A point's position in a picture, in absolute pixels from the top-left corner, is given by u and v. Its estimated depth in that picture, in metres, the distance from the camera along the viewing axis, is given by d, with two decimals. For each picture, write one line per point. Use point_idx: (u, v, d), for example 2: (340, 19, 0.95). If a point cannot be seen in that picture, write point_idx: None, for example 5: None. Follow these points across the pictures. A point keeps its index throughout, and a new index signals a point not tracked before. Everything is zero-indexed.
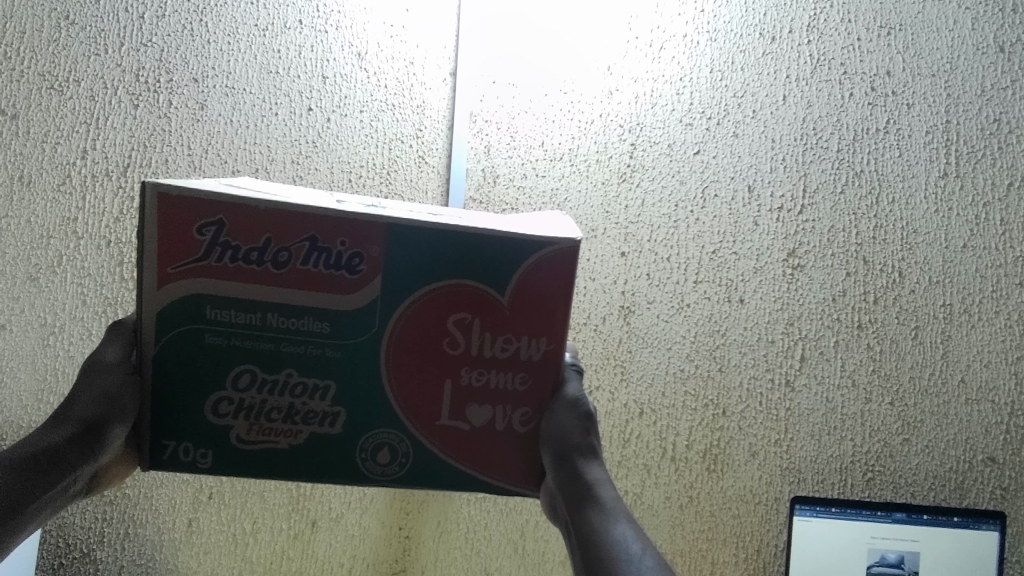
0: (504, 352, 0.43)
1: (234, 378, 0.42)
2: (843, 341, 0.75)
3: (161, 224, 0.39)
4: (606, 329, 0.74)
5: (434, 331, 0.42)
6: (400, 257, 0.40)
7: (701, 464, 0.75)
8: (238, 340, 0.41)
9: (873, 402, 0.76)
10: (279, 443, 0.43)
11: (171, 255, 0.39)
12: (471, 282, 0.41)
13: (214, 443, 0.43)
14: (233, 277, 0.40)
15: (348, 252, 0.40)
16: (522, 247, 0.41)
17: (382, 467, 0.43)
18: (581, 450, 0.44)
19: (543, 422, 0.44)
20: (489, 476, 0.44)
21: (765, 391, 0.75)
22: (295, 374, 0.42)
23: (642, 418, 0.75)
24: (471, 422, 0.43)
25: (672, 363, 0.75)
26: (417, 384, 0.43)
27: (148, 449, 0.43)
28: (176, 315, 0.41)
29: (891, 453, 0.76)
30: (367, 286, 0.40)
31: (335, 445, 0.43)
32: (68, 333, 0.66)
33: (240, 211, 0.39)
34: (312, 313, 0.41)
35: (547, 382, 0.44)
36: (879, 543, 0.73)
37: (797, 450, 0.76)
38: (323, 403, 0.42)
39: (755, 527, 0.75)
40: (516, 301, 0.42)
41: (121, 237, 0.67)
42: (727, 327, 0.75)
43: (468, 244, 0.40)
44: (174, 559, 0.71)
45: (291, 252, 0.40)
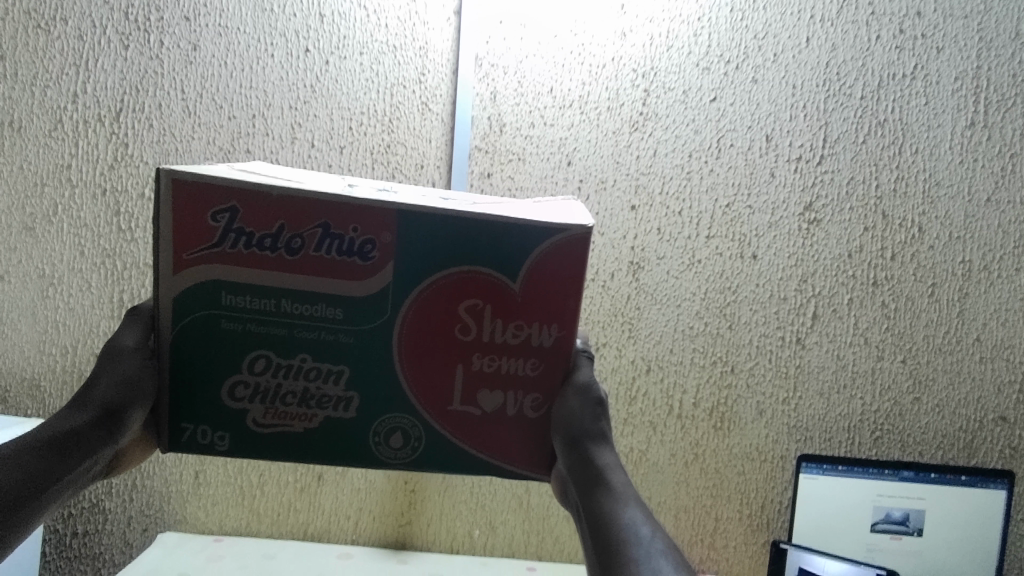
0: (516, 339, 0.42)
1: (249, 362, 0.41)
2: (858, 299, 0.74)
3: (175, 210, 0.38)
4: (614, 286, 0.73)
5: (445, 318, 0.41)
6: (411, 244, 0.39)
7: (708, 422, 0.76)
8: (252, 326, 0.40)
9: (885, 360, 0.75)
10: (294, 426, 0.42)
11: (185, 241, 0.39)
12: (482, 268, 0.40)
13: (230, 427, 0.42)
14: (247, 263, 0.39)
15: (361, 239, 0.39)
16: (535, 234, 0.39)
17: (394, 450, 0.43)
18: (591, 435, 0.43)
19: (554, 407, 0.43)
20: (502, 461, 0.44)
21: (775, 349, 0.74)
22: (309, 360, 0.41)
23: (649, 375, 0.74)
24: (482, 407, 0.43)
25: (681, 320, 0.74)
26: (428, 369, 0.42)
27: (167, 429, 0.42)
28: (190, 301, 0.40)
29: (901, 411, 0.77)
30: (380, 273, 0.39)
31: (349, 429, 0.42)
32: (67, 284, 0.66)
33: (252, 197, 0.38)
34: (324, 299, 0.40)
35: (559, 369, 0.43)
36: (884, 500, 0.75)
37: (805, 409, 0.76)
38: (337, 387, 0.41)
39: (760, 483, 0.77)
40: (527, 287, 0.40)
41: (116, 186, 0.65)
42: (739, 284, 0.73)
43: (479, 231, 0.39)
44: (183, 510, 0.72)
45: (304, 238, 0.38)
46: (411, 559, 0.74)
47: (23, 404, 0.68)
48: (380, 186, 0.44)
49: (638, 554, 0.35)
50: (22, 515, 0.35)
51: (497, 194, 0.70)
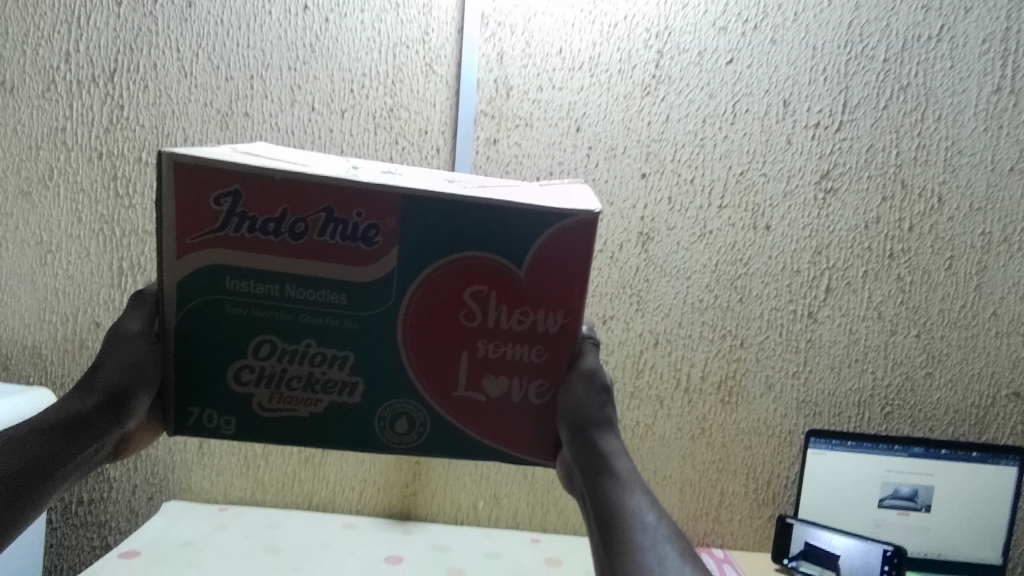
0: (522, 325, 0.40)
1: (254, 346, 0.40)
2: (873, 272, 0.72)
3: (177, 193, 0.37)
4: (622, 257, 0.71)
5: (449, 302, 0.40)
6: (417, 229, 0.38)
7: (715, 395, 0.75)
8: (255, 312, 0.39)
9: (898, 335, 0.74)
10: (300, 411, 0.41)
11: (186, 226, 0.37)
12: (487, 253, 0.38)
13: (236, 411, 0.41)
14: (249, 249, 0.38)
15: (365, 224, 0.37)
16: (542, 219, 0.38)
17: (400, 436, 0.42)
18: (597, 422, 0.42)
19: (560, 394, 0.42)
20: (507, 449, 0.42)
21: (786, 323, 0.73)
22: (314, 345, 0.40)
23: (657, 348, 0.73)
24: (487, 393, 0.41)
25: (690, 293, 0.72)
26: (430, 354, 0.40)
27: (173, 414, 0.41)
28: (192, 287, 0.39)
29: (912, 387, 0.75)
30: (385, 259, 0.38)
31: (355, 415, 0.41)
32: (65, 251, 0.66)
33: (254, 181, 0.37)
34: (329, 286, 0.38)
35: (565, 357, 0.41)
36: (893, 476, 0.74)
37: (815, 384, 0.75)
38: (342, 371, 0.40)
39: (767, 458, 0.76)
40: (532, 272, 0.39)
41: (112, 149, 0.64)
42: (751, 256, 0.71)
43: (484, 216, 0.38)
44: (187, 480, 0.72)
45: (308, 223, 0.37)
46: (415, 529, 0.74)
47: (24, 371, 0.68)
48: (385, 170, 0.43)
49: (644, 542, 0.35)
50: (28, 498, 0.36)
51: (503, 161, 0.68)
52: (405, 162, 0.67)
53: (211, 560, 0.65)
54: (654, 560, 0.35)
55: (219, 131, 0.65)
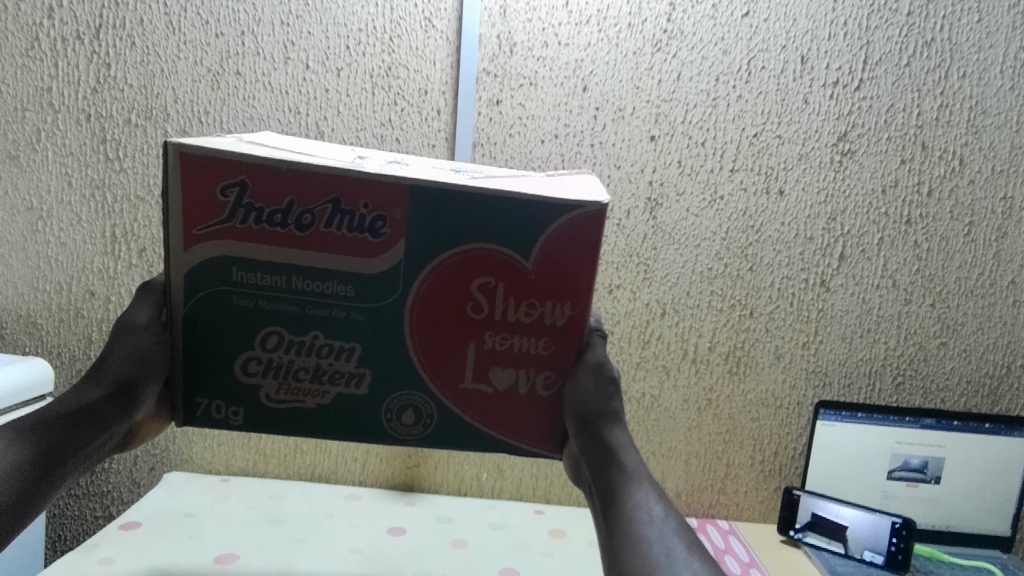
0: (529, 317, 0.40)
1: (261, 338, 0.40)
2: (889, 239, 0.70)
3: (183, 184, 0.37)
4: (630, 224, 0.69)
5: (456, 295, 0.40)
6: (424, 219, 0.38)
7: (723, 366, 0.73)
8: (262, 303, 0.39)
9: (913, 304, 0.72)
10: (307, 402, 0.41)
11: (192, 217, 0.37)
12: (495, 245, 0.38)
13: (243, 402, 0.41)
14: (256, 240, 0.38)
15: (372, 215, 0.37)
16: (549, 210, 0.38)
17: (407, 427, 0.42)
18: (603, 414, 0.42)
19: (567, 386, 0.42)
20: (513, 440, 0.42)
21: (797, 292, 0.71)
22: (321, 336, 0.40)
23: (664, 318, 0.71)
24: (494, 385, 0.41)
25: (699, 262, 0.70)
26: (437, 346, 0.40)
27: (181, 404, 0.41)
28: (199, 278, 0.39)
29: (926, 357, 0.74)
30: (393, 250, 0.38)
31: (361, 407, 0.41)
32: (57, 218, 0.64)
33: (260, 171, 0.36)
34: (336, 277, 0.38)
35: (573, 349, 0.41)
36: (903, 448, 0.73)
37: (825, 354, 0.73)
38: (349, 363, 0.41)
39: (774, 429, 0.75)
40: (540, 263, 0.39)
41: (101, 111, 0.62)
42: (763, 223, 0.69)
43: (491, 208, 0.37)
44: (188, 451, 0.72)
45: (315, 214, 0.37)
46: (419, 500, 0.73)
47: (20, 341, 0.67)
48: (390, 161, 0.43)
49: (651, 533, 0.34)
50: (36, 493, 0.35)
51: (506, 123, 0.65)
52: (404, 124, 0.64)
53: (208, 530, 0.63)
54: (661, 552, 0.33)
55: (209, 90, 0.62)
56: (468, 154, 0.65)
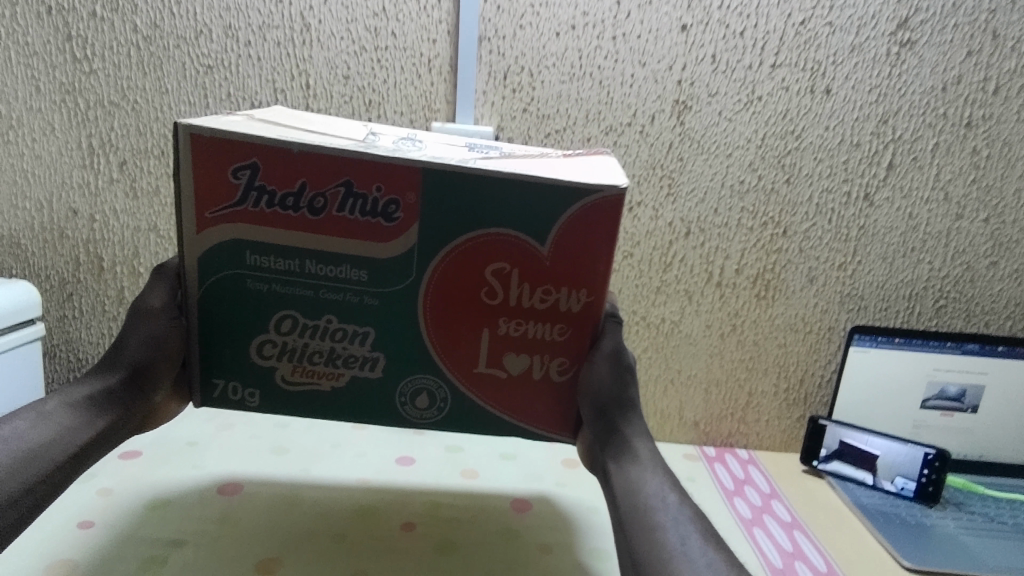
0: (545, 303, 0.40)
1: (277, 321, 0.41)
2: (944, 144, 0.64)
3: (196, 165, 0.37)
4: (654, 132, 0.62)
5: (472, 280, 0.40)
6: (439, 203, 0.38)
7: (751, 290, 0.68)
8: (278, 287, 0.40)
9: (964, 220, 0.67)
10: (322, 385, 0.42)
11: (206, 199, 0.38)
12: (510, 228, 0.38)
13: (260, 384, 0.42)
14: (270, 223, 0.38)
15: (385, 198, 0.38)
16: (567, 192, 0.38)
17: (420, 410, 0.43)
18: (619, 403, 0.42)
19: (582, 371, 0.42)
20: (528, 422, 0.43)
21: (838, 207, 0.65)
22: (335, 320, 0.41)
23: (689, 239, 0.66)
24: (508, 370, 0.42)
25: (730, 175, 0.64)
26: (453, 331, 0.41)
27: (199, 385, 0.43)
28: (215, 261, 0.40)
29: (972, 278, 0.69)
30: (406, 234, 0.38)
31: (374, 389, 0.42)
32: (29, 128, 0.60)
33: (274, 154, 0.37)
34: (349, 261, 0.39)
35: (588, 334, 0.41)
36: (941, 376, 0.69)
37: (863, 276, 0.68)
38: (364, 347, 0.41)
39: (801, 356, 0.71)
40: (556, 250, 0.39)
41: (63, 3, 0.57)
42: (804, 128, 0.62)
43: (504, 191, 0.37)
44: None
45: (326, 198, 0.37)
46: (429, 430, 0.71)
47: (5, 262, 0.63)
48: (400, 141, 0.45)
49: (665, 520, 0.36)
50: (64, 469, 0.39)
51: (517, 12, 0.58)
52: (402, 17, 0.58)
53: (210, 459, 0.61)
54: (676, 540, 0.34)
55: None
56: (474, 50, 0.58)
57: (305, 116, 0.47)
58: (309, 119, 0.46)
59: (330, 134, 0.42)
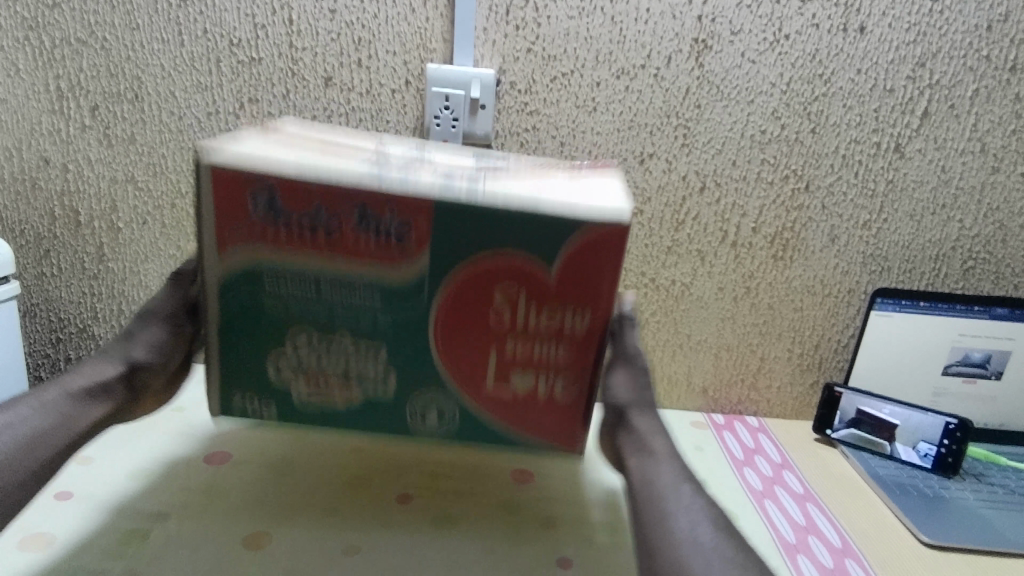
0: (550, 324, 0.39)
1: (292, 340, 0.40)
2: (985, 90, 0.59)
3: (211, 180, 0.35)
4: (670, 75, 0.57)
5: (478, 300, 0.38)
6: (451, 237, 0.36)
7: (767, 251, 0.64)
8: (294, 307, 0.39)
9: (1000, 174, 0.62)
10: (337, 403, 0.41)
11: (225, 219, 0.36)
12: (519, 252, 0.37)
13: (276, 403, 0.42)
14: (289, 249, 0.37)
15: (400, 230, 0.36)
16: (572, 220, 0.36)
17: (433, 428, 0.42)
18: (638, 404, 0.43)
19: (587, 390, 0.41)
20: (534, 437, 0.42)
21: (866, 159, 0.61)
22: (348, 338, 0.39)
23: (704, 194, 0.61)
24: (517, 388, 0.41)
25: (750, 123, 0.59)
26: (462, 350, 0.40)
27: (214, 399, 0.42)
28: (236, 280, 0.38)
29: (1004, 238, 0.65)
30: (420, 265, 0.37)
31: (385, 403, 0.41)
32: None
33: (288, 181, 0.35)
34: (367, 287, 0.38)
35: (595, 359, 0.40)
36: (965, 341, 0.65)
37: (887, 234, 0.64)
38: (376, 366, 0.40)
39: (819, 320, 0.67)
40: (562, 271, 0.37)
41: None
42: (833, 70, 0.58)
43: (510, 217, 0.35)
44: None
45: (342, 223, 0.36)
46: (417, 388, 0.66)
47: None
48: (409, 151, 0.44)
49: (676, 508, 0.37)
50: None
51: None
52: None
53: (198, 424, 0.59)
54: (686, 528, 0.35)
55: None
56: None
57: (314, 128, 0.46)
58: (320, 131, 0.45)
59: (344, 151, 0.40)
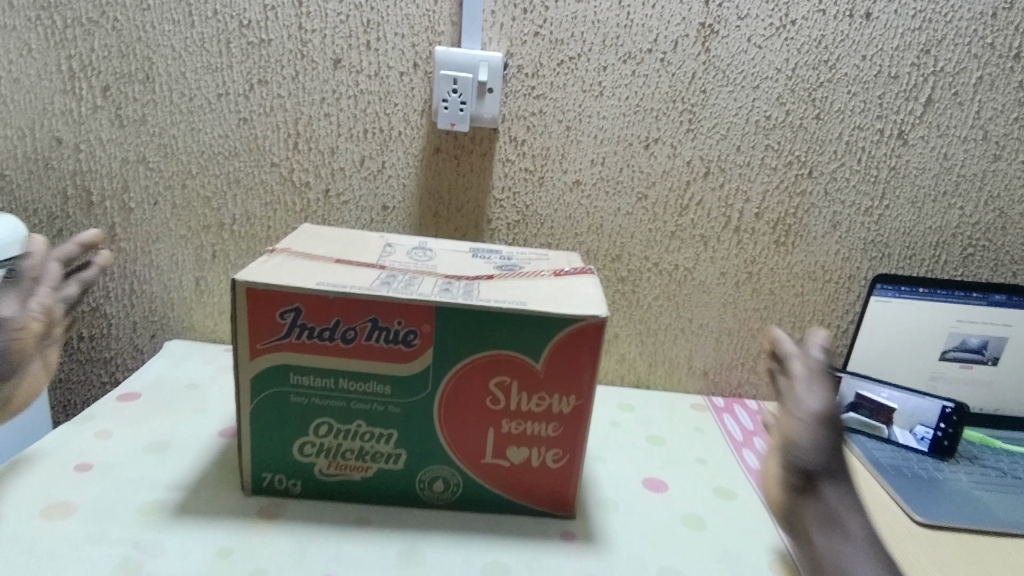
0: (540, 407, 0.46)
1: (314, 426, 0.46)
2: (989, 78, 0.60)
3: (249, 314, 0.43)
4: (677, 60, 0.58)
5: (476, 393, 0.45)
6: (449, 330, 0.43)
7: (770, 237, 0.65)
8: (314, 400, 0.45)
9: (1002, 162, 0.63)
10: (353, 475, 0.48)
11: (259, 336, 0.43)
12: (510, 350, 0.44)
13: (302, 476, 0.48)
14: (311, 350, 0.44)
15: (405, 329, 0.43)
16: (551, 323, 0.43)
17: (438, 492, 0.48)
18: (828, 470, 0.44)
19: (571, 458, 0.47)
20: (529, 495, 0.49)
21: (869, 146, 0.61)
22: (364, 425, 0.46)
23: (708, 179, 0.62)
24: (512, 459, 0.47)
25: (755, 108, 0.60)
26: (464, 429, 0.46)
27: (249, 480, 0.48)
28: (262, 383, 0.45)
29: (1004, 226, 0.65)
30: (422, 356, 0.44)
31: (399, 489, 0.48)
32: (4, 47, 0.57)
33: (314, 298, 0.42)
34: (376, 377, 0.45)
35: (581, 426, 0.46)
36: (963, 327, 0.66)
37: (889, 221, 0.64)
38: (387, 445, 0.47)
39: (819, 305, 0.68)
40: (546, 365, 0.44)
41: None
42: (838, 57, 0.58)
43: (500, 319, 0.43)
44: (189, 319, 0.67)
45: (358, 330, 0.43)
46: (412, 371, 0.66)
47: None
48: (412, 251, 0.53)
49: None
50: None
51: None
52: None
53: (211, 402, 0.60)
54: None
55: None
56: None
57: (332, 236, 0.54)
58: (336, 238, 0.53)
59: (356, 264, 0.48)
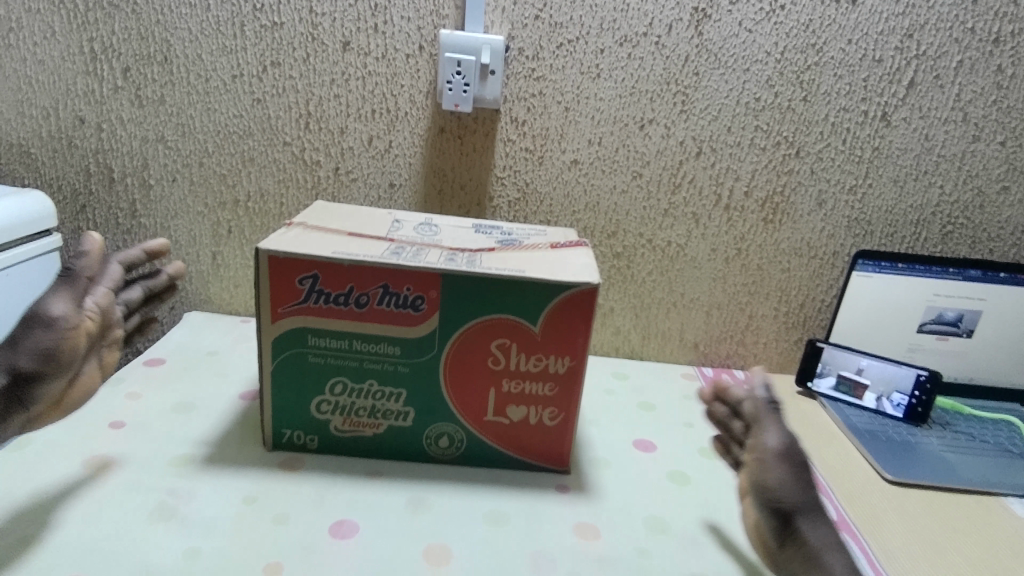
0: (537, 367, 0.50)
1: (330, 385, 0.50)
2: (969, 62, 0.62)
3: (271, 279, 0.47)
4: (671, 43, 0.61)
5: (479, 356, 0.49)
6: (454, 295, 0.47)
7: (758, 215, 0.68)
8: (330, 359, 0.49)
9: (981, 142, 0.66)
10: (366, 431, 0.52)
11: (279, 301, 0.47)
12: (510, 315, 0.48)
13: (318, 432, 0.52)
14: (327, 314, 0.48)
15: (414, 294, 0.47)
16: (549, 290, 0.47)
17: (443, 449, 0.53)
18: (806, 508, 0.43)
19: (567, 418, 0.51)
20: (528, 450, 0.53)
21: (854, 127, 0.64)
22: (375, 384, 0.50)
23: (700, 159, 0.65)
24: (511, 417, 0.51)
25: (745, 90, 0.62)
26: (467, 389, 0.50)
27: (269, 435, 0.52)
28: (282, 345, 0.49)
29: (982, 204, 0.69)
30: (429, 320, 0.48)
31: (406, 446, 0.52)
32: (30, 30, 0.60)
33: (330, 264, 0.46)
34: (387, 339, 0.48)
35: (574, 386, 0.50)
36: (939, 301, 0.70)
37: (872, 199, 0.68)
38: (397, 404, 0.51)
39: (805, 280, 0.72)
40: (544, 330, 0.48)
41: None
42: (824, 41, 0.61)
43: (501, 288, 0.47)
44: (206, 291, 0.71)
45: (370, 296, 0.47)
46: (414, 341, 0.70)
47: (18, 172, 0.64)
48: (419, 226, 0.56)
49: None
50: None
51: None
52: None
53: (230, 368, 0.64)
54: None
55: None
56: None
57: (342, 212, 0.57)
58: (346, 214, 0.57)
59: (367, 236, 0.52)
